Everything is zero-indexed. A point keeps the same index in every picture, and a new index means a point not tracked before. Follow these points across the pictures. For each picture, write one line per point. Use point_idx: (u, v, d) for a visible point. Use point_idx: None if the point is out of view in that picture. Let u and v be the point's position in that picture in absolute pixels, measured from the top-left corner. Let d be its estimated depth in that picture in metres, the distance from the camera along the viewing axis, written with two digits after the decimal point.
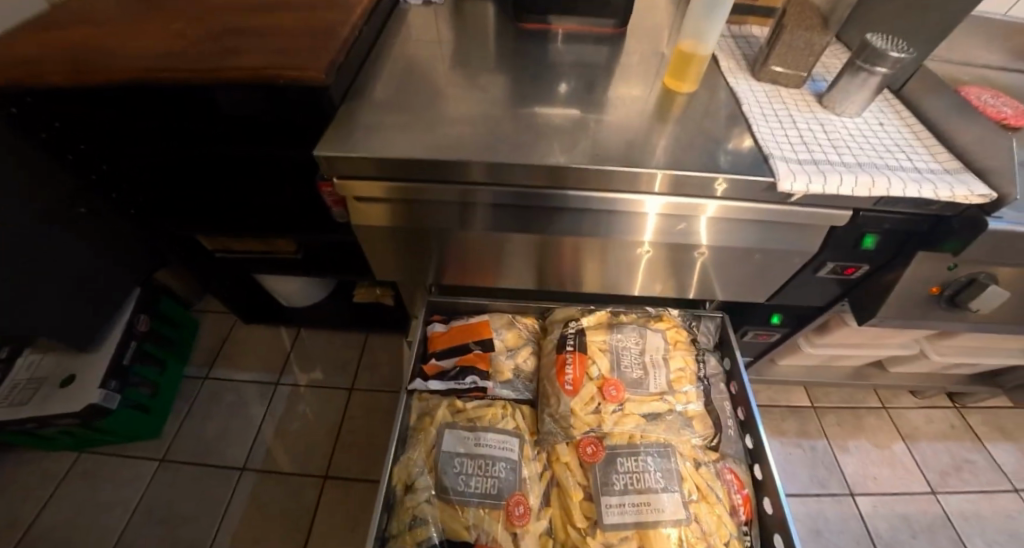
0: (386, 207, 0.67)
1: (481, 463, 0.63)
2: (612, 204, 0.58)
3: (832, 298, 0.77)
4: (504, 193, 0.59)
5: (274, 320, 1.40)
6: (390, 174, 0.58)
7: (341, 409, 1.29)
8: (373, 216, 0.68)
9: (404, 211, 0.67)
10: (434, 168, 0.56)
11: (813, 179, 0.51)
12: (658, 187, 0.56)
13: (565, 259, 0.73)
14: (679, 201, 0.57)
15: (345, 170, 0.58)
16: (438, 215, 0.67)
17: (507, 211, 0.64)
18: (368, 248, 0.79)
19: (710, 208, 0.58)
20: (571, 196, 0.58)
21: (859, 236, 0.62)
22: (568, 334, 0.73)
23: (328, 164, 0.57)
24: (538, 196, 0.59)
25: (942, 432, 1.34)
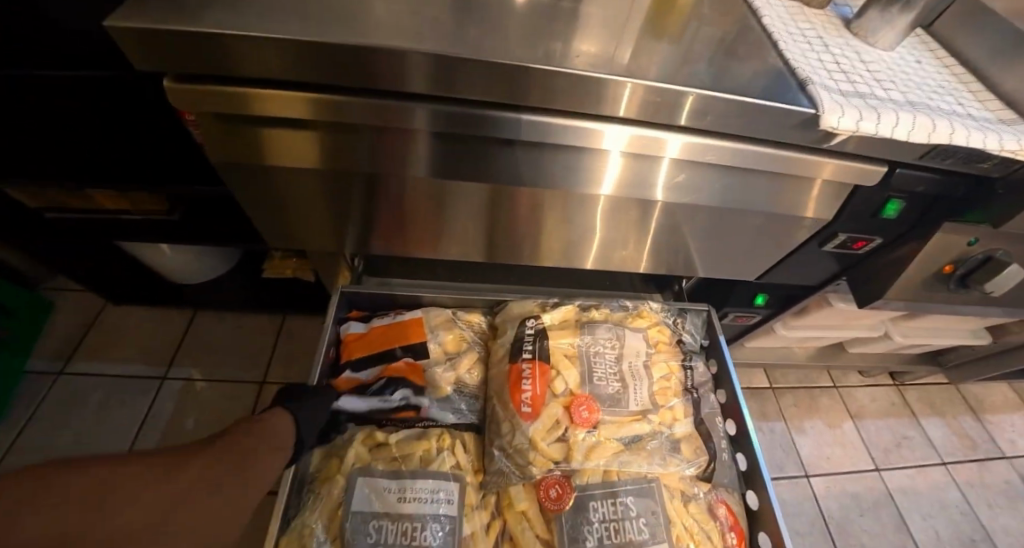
0: (315, 137, 0.46)
1: (406, 529, 0.46)
2: (570, 136, 0.42)
3: (829, 276, 0.68)
4: (449, 116, 0.41)
5: (158, 300, 1.13)
6: (295, 77, 0.38)
7: (247, 408, 1.05)
8: (293, 151, 0.48)
9: (342, 141, 0.47)
10: (324, 65, 0.37)
11: (865, 116, 0.38)
12: (626, 110, 0.40)
13: (524, 217, 0.56)
14: (644, 133, 0.42)
15: (180, 59, 0.37)
16: (348, 149, 0.47)
17: (445, 144, 0.46)
18: (252, 198, 0.58)
19: (672, 145, 0.43)
20: (538, 125, 0.41)
21: (881, 203, 0.51)
22: (526, 337, 0.58)
23: (147, 49, 0.36)
24: (496, 123, 0.41)
25: (886, 410, 1.35)
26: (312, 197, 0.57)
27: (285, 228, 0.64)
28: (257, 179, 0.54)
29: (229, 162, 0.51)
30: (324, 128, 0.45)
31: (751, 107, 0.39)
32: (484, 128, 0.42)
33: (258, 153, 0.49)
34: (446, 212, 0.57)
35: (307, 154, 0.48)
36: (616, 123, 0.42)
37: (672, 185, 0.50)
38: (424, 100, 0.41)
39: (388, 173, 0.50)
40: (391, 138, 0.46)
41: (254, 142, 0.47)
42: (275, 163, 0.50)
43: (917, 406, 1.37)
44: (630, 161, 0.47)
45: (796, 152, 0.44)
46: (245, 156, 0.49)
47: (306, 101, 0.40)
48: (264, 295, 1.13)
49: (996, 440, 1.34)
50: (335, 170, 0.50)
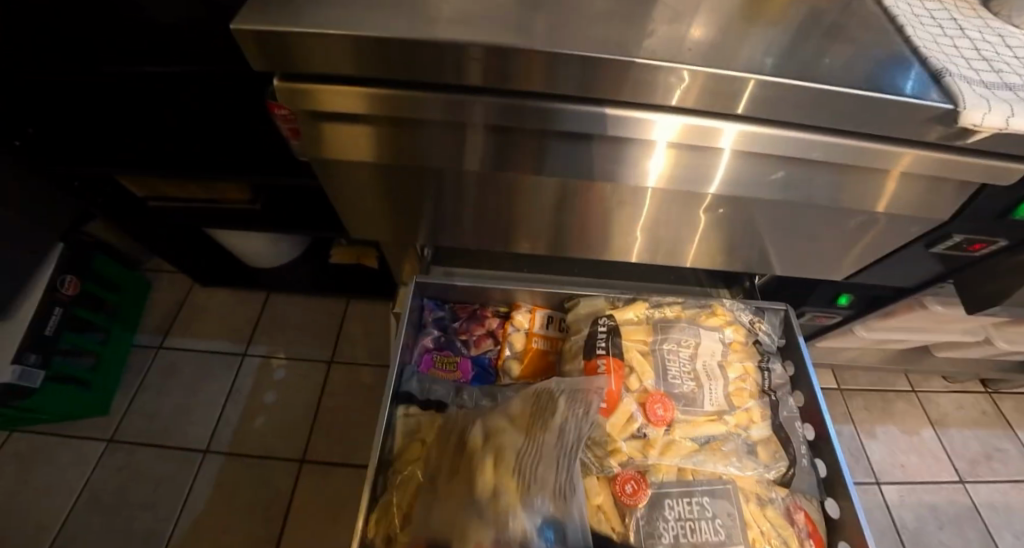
0: (372, 131, 0.47)
1: None
2: (632, 131, 0.40)
3: (930, 279, 0.62)
4: (504, 108, 0.40)
5: (237, 282, 1.23)
6: (366, 74, 0.39)
7: (318, 384, 1.13)
8: (354, 145, 0.50)
9: (403, 137, 0.48)
10: (415, 66, 0.37)
11: (1018, 111, 0.33)
12: (680, 100, 0.37)
13: (594, 210, 0.55)
14: (697, 123, 0.39)
15: (292, 60, 0.38)
16: (417, 142, 0.48)
17: (513, 135, 0.46)
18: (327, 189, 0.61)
19: (728, 134, 0.39)
20: (597, 116, 0.40)
21: (1012, 203, 0.46)
22: (599, 333, 0.57)
23: (260, 50, 0.37)
24: (551, 116, 0.40)
25: (974, 418, 1.24)
26: (377, 190, 0.59)
27: (352, 218, 0.67)
28: (322, 172, 0.57)
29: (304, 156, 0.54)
30: (385, 122, 0.46)
31: (834, 96, 0.35)
32: (537, 121, 0.41)
33: (325, 146, 0.51)
34: (511, 203, 0.56)
35: (368, 149, 0.50)
36: (669, 112, 0.39)
37: (748, 180, 0.46)
38: (480, 93, 0.40)
39: (453, 168, 0.51)
40: (445, 131, 0.46)
41: (323, 138, 0.49)
42: (340, 157, 0.52)
43: (1012, 416, 1.25)
44: (681, 152, 0.44)
45: (891, 144, 0.39)
46: (309, 150, 0.52)
47: (370, 99, 0.41)
48: (332, 280, 1.20)
49: None
50: (397, 163, 0.52)
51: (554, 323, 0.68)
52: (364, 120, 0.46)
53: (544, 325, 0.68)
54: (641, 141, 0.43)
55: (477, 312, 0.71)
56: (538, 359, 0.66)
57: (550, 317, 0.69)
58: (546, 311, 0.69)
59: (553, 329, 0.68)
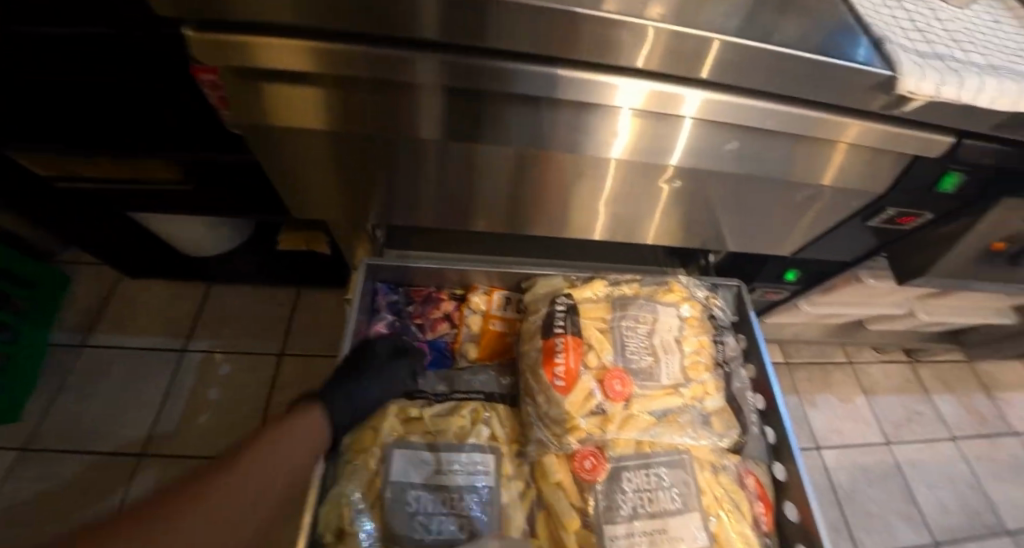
0: (318, 93, 0.43)
1: (449, 498, 0.48)
2: (599, 96, 0.39)
3: (865, 253, 0.66)
4: (459, 66, 0.38)
5: (172, 272, 1.13)
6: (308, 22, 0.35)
7: (267, 378, 1.06)
8: (299, 109, 0.45)
9: (354, 101, 0.44)
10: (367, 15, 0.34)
11: (948, 79, 0.35)
12: (646, 61, 0.36)
13: (552, 184, 0.54)
14: (662, 89, 0.39)
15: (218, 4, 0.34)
16: (370, 106, 0.44)
17: (473, 100, 0.43)
18: (264, 161, 0.55)
19: (690, 102, 0.39)
20: (556, 78, 0.38)
21: (938, 175, 0.49)
22: (558, 312, 0.56)
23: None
24: (507, 76, 0.38)
25: (899, 386, 1.35)
26: (327, 163, 0.55)
27: (299, 193, 0.62)
28: (262, 141, 0.51)
29: (241, 122, 0.48)
30: (333, 84, 0.42)
31: (787, 60, 0.35)
32: (493, 81, 0.39)
33: (265, 110, 0.46)
34: (466, 175, 0.54)
35: (315, 113, 0.46)
36: (634, 78, 0.38)
37: (705, 151, 0.46)
38: (432, 49, 0.37)
39: (406, 136, 0.48)
40: (397, 94, 0.43)
41: (264, 100, 0.45)
42: (282, 123, 0.47)
43: (930, 382, 1.38)
44: (645, 122, 0.44)
45: (840, 115, 0.40)
46: (244, 114, 0.47)
47: (315, 53, 0.37)
48: (280, 268, 1.12)
49: (1006, 417, 1.36)
50: (349, 131, 0.48)
51: (512, 304, 0.67)
52: (308, 80, 0.42)
53: (502, 306, 0.66)
54: (603, 107, 0.42)
55: (432, 295, 0.69)
56: (494, 341, 0.65)
57: (507, 297, 0.67)
58: (503, 292, 0.67)
59: (511, 308, 0.66)
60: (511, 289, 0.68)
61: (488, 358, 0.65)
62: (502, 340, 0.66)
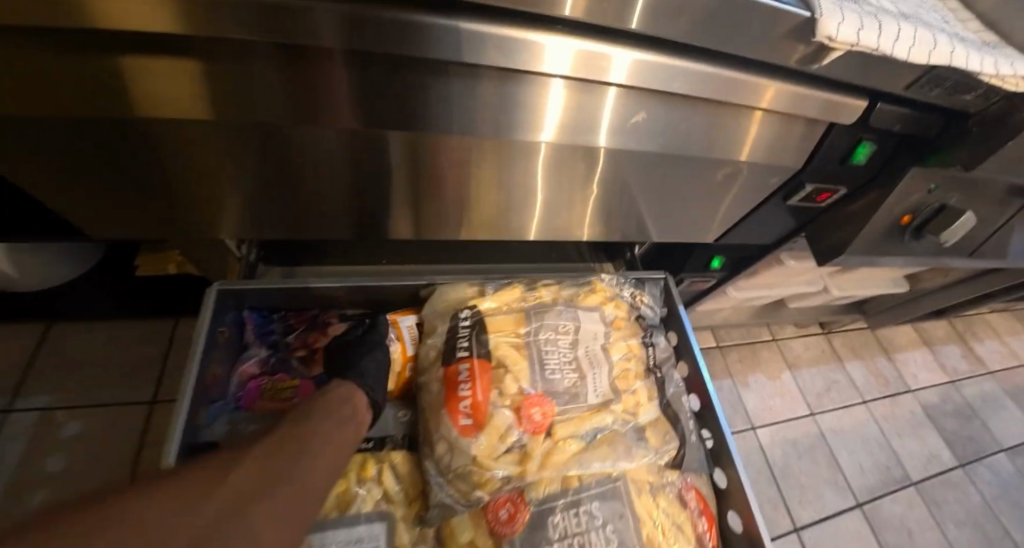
0: (196, 67, 0.29)
1: None
2: (519, 55, 0.29)
3: (785, 235, 0.63)
4: (367, 23, 0.26)
5: None
6: None
7: (133, 436, 0.84)
8: (155, 94, 0.31)
9: (237, 75, 0.30)
10: None
11: (865, 24, 0.30)
12: (572, 10, 0.27)
13: (440, 176, 0.42)
14: (592, 48, 0.30)
15: None
16: (258, 85, 0.31)
17: (373, 75, 0.31)
18: (95, 169, 0.38)
19: (619, 65, 0.31)
20: (471, 35, 0.28)
21: (851, 146, 0.46)
22: (462, 330, 0.48)
23: None
24: (436, 38, 0.28)
25: (817, 357, 1.42)
26: (210, 169, 0.39)
27: (156, 213, 0.45)
28: (91, 140, 0.35)
29: (62, 119, 0.32)
30: (206, 52, 0.28)
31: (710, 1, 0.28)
32: (407, 41, 0.28)
33: (105, 94, 0.30)
34: (334, 172, 0.41)
35: (181, 97, 0.31)
36: (556, 33, 0.29)
37: (615, 126, 0.38)
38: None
39: (304, 124, 0.35)
40: (308, 68, 0.30)
41: (99, 78, 0.29)
42: (138, 114, 0.32)
43: (842, 351, 1.47)
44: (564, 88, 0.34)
45: (758, 75, 0.34)
46: (51, 108, 0.31)
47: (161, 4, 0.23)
48: (130, 289, 0.87)
49: (904, 375, 1.48)
50: (231, 121, 0.34)
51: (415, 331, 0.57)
52: (167, 48, 0.28)
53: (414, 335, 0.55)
54: (501, 72, 0.32)
55: (317, 319, 0.56)
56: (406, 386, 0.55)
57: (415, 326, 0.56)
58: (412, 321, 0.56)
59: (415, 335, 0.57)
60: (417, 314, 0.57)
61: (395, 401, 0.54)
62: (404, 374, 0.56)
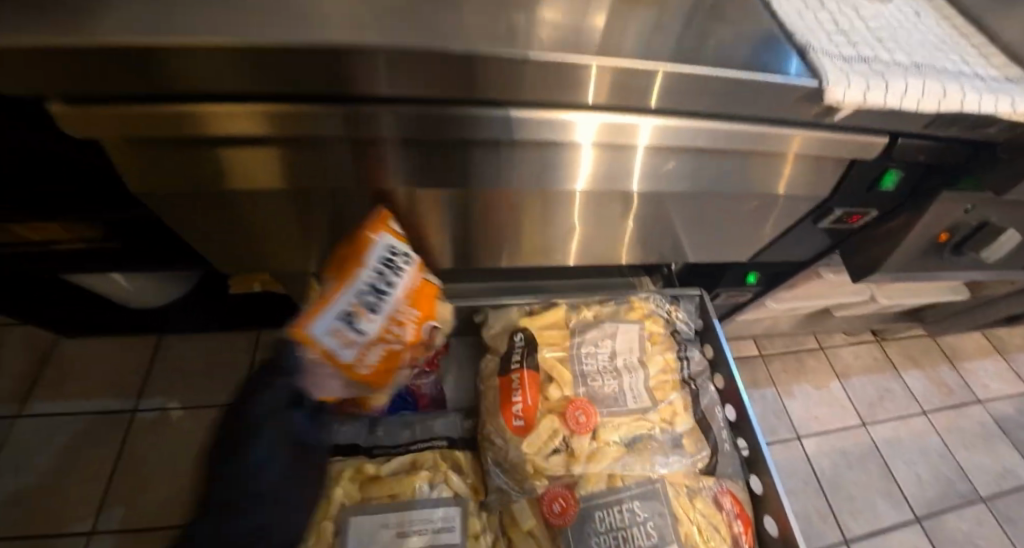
0: (278, 155, 0.38)
1: None
2: (554, 131, 0.36)
3: (820, 252, 0.65)
4: (411, 119, 0.34)
5: (114, 329, 1.01)
6: (260, 87, 0.30)
7: None
8: (246, 175, 0.40)
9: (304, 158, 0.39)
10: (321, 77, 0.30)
11: (872, 85, 0.34)
12: (595, 97, 0.34)
13: (492, 220, 0.49)
14: (613, 121, 0.35)
15: (100, 82, 0.29)
16: (331, 164, 0.39)
17: (422, 153, 0.39)
18: (198, 225, 0.48)
19: (644, 131, 0.36)
20: (511, 120, 0.34)
21: (878, 173, 0.48)
22: (516, 346, 0.54)
23: (39, 67, 0.27)
24: (478, 124, 0.35)
25: (869, 366, 1.38)
26: (272, 222, 0.48)
27: (256, 254, 0.55)
28: (197, 203, 0.44)
29: (181, 193, 0.42)
30: (284, 146, 0.37)
31: (717, 82, 0.33)
32: (452, 130, 0.35)
33: (204, 174, 0.39)
34: (404, 221, 0.49)
35: (264, 175, 0.40)
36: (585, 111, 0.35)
37: (647, 174, 0.44)
38: (383, 102, 0.33)
39: (372, 189, 0.43)
40: (364, 153, 0.38)
41: (211, 167, 0.39)
42: (226, 186, 0.41)
43: (899, 359, 1.41)
44: (602, 152, 0.40)
45: (773, 128, 0.39)
46: (171, 185, 0.41)
47: (258, 116, 0.32)
48: (224, 308, 1.01)
49: (971, 386, 1.40)
50: (301, 190, 0.42)
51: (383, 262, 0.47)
52: (260, 144, 0.36)
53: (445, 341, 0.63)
54: (545, 145, 0.38)
55: None
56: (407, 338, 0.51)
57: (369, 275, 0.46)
58: (354, 281, 0.46)
59: (388, 268, 0.47)
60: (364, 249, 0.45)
61: (429, 344, 0.54)
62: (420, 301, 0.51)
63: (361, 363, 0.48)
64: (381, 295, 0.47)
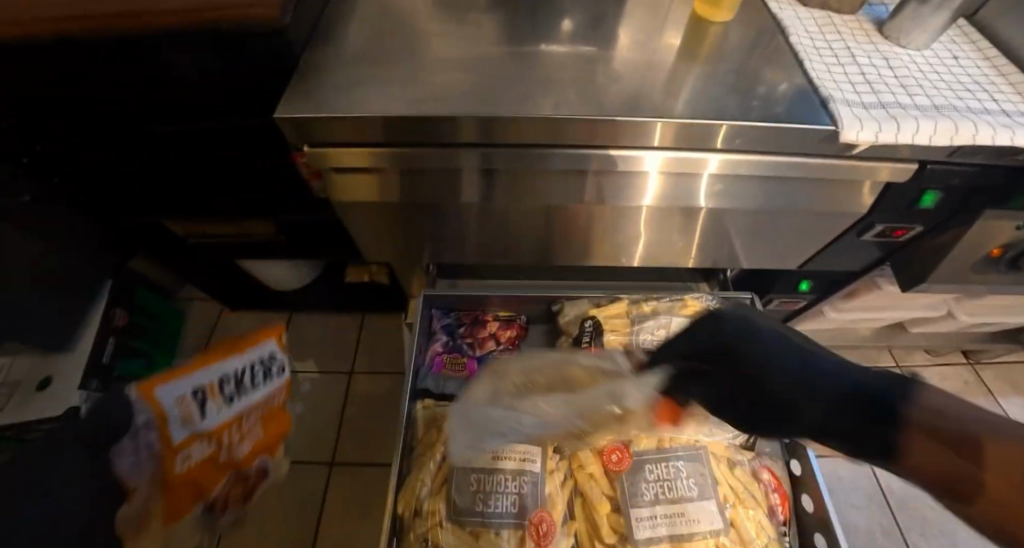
0: (376, 178, 0.54)
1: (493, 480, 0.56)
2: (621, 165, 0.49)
3: (872, 262, 0.70)
4: (500, 156, 0.49)
5: (264, 306, 1.29)
6: (399, 138, 0.48)
7: (342, 395, 1.20)
8: (361, 192, 0.57)
9: (402, 184, 0.55)
10: (456, 128, 0.46)
11: (884, 127, 0.43)
12: (660, 140, 0.46)
13: (567, 230, 0.63)
14: (677, 155, 0.48)
15: (324, 136, 0.48)
16: (441, 188, 0.55)
17: (505, 179, 0.53)
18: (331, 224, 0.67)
19: (712, 163, 0.48)
20: (585, 155, 0.48)
21: (917, 194, 0.54)
22: (586, 329, 0.69)
23: (296, 131, 0.47)
24: (552, 159, 0.49)
25: (956, 388, 1.31)
26: (373, 226, 0.66)
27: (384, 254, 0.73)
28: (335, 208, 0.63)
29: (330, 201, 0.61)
30: (382, 173, 0.54)
31: (748, 129, 0.44)
32: (526, 163, 0.49)
33: (331, 191, 0.57)
34: (501, 228, 0.64)
35: (366, 194, 0.57)
36: (653, 149, 0.48)
37: (701, 198, 0.54)
38: (470, 147, 0.49)
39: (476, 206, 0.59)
40: (452, 179, 0.54)
41: (335, 189, 0.57)
42: (342, 201, 0.59)
43: (995, 386, 1.31)
44: (669, 178, 0.52)
45: (806, 157, 0.48)
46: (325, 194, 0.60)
47: (369, 156, 0.50)
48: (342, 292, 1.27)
49: None
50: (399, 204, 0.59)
51: (254, 365, 0.97)
52: (363, 172, 0.53)
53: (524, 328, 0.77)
54: (613, 174, 0.51)
55: (479, 317, 0.76)
56: (238, 439, 0.96)
57: (235, 369, 0.93)
58: (214, 368, 0.89)
59: (262, 371, 0.99)
60: (256, 350, 0.97)
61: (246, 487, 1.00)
62: (259, 412, 1.00)
63: (185, 449, 0.86)
64: (242, 387, 0.94)
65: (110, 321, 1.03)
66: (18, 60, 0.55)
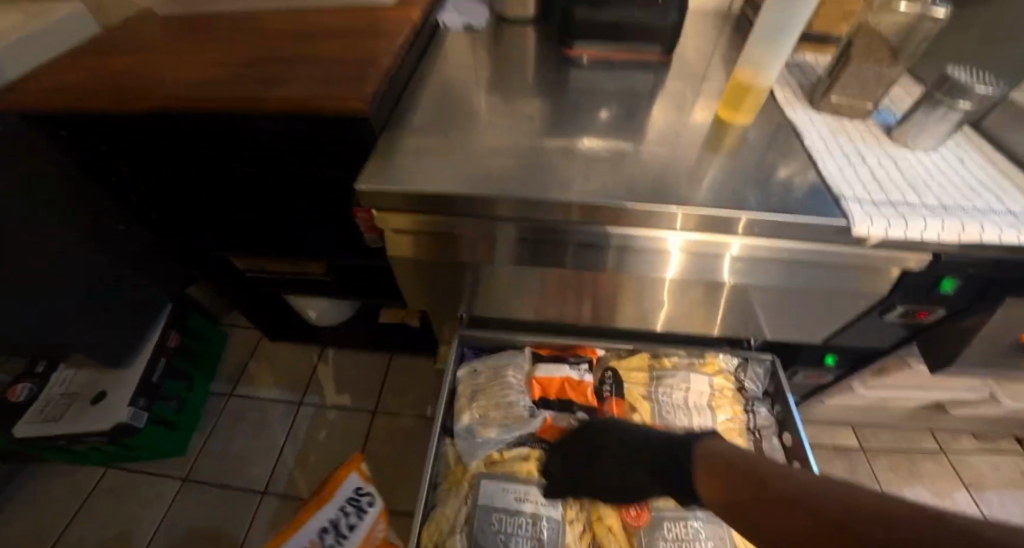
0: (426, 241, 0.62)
1: (521, 521, 0.59)
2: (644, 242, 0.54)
3: (898, 340, 0.71)
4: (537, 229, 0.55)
5: (302, 339, 1.37)
6: (448, 210, 0.55)
7: (363, 434, 1.23)
8: (412, 252, 0.64)
9: (448, 245, 0.62)
10: (499, 204, 0.52)
11: (893, 225, 0.46)
12: (683, 225, 0.51)
13: (593, 295, 0.68)
14: (699, 240, 0.53)
15: (385, 204, 0.55)
16: (479, 253, 0.62)
17: (538, 249, 0.59)
18: None
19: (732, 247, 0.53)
20: (613, 233, 0.54)
21: (936, 279, 0.56)
22: (607, 379, 0.72)
23: (364, 199, 0.55)
24: (582, 234, 0.54)
25: (1012, 480, 1.21)
26: (415, 280, 0.73)
27: (422, 303, 0.79)
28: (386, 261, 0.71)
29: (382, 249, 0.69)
30: (437, 237, 0.61)
31: (766, 221, 0.49)
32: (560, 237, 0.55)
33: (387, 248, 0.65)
34: (532, 289, 0.69)
35: (418, 253, 0.64)
36: (673, 232, 0.53)
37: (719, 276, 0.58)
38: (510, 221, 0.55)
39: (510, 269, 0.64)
40: (491, 245, 0.60)
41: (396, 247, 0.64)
42: (398, 256, 0.66)
43: None
44: (689, 258, 0.56)
45: (822, 245, 0.51)
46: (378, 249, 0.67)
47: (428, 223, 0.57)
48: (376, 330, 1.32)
49: None
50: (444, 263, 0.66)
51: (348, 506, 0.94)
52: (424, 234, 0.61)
53: None
54: (637, 250, 0.56)
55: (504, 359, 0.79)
56: None
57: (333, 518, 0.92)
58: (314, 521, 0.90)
59: (354, 513, 0.94)
60: (338, 490, 0.94)
61: None
62: None
63: None
64: (342, 535, 0.91)
65: (164, 342, 1.11)
66: (151, 127, 0.67)
